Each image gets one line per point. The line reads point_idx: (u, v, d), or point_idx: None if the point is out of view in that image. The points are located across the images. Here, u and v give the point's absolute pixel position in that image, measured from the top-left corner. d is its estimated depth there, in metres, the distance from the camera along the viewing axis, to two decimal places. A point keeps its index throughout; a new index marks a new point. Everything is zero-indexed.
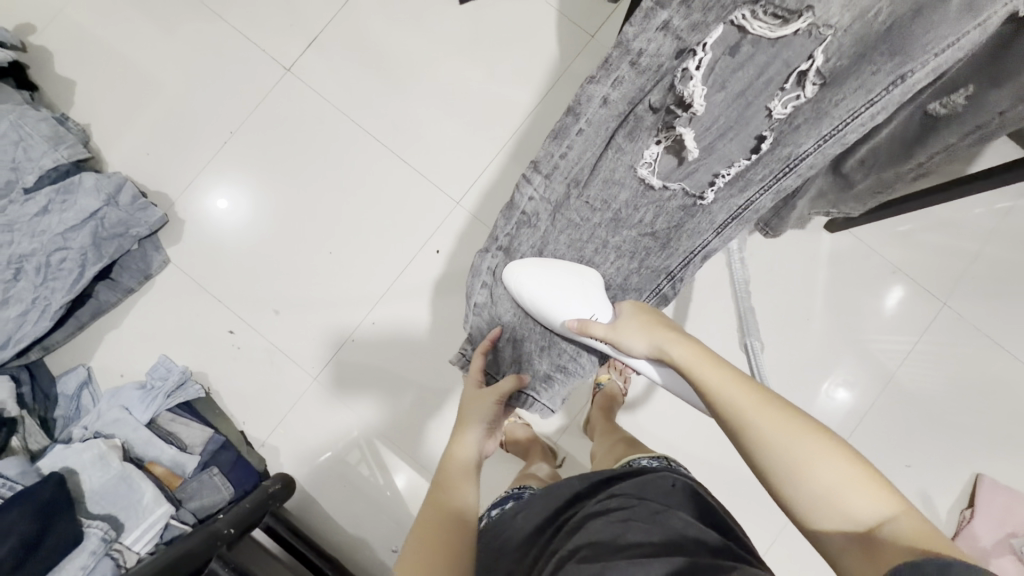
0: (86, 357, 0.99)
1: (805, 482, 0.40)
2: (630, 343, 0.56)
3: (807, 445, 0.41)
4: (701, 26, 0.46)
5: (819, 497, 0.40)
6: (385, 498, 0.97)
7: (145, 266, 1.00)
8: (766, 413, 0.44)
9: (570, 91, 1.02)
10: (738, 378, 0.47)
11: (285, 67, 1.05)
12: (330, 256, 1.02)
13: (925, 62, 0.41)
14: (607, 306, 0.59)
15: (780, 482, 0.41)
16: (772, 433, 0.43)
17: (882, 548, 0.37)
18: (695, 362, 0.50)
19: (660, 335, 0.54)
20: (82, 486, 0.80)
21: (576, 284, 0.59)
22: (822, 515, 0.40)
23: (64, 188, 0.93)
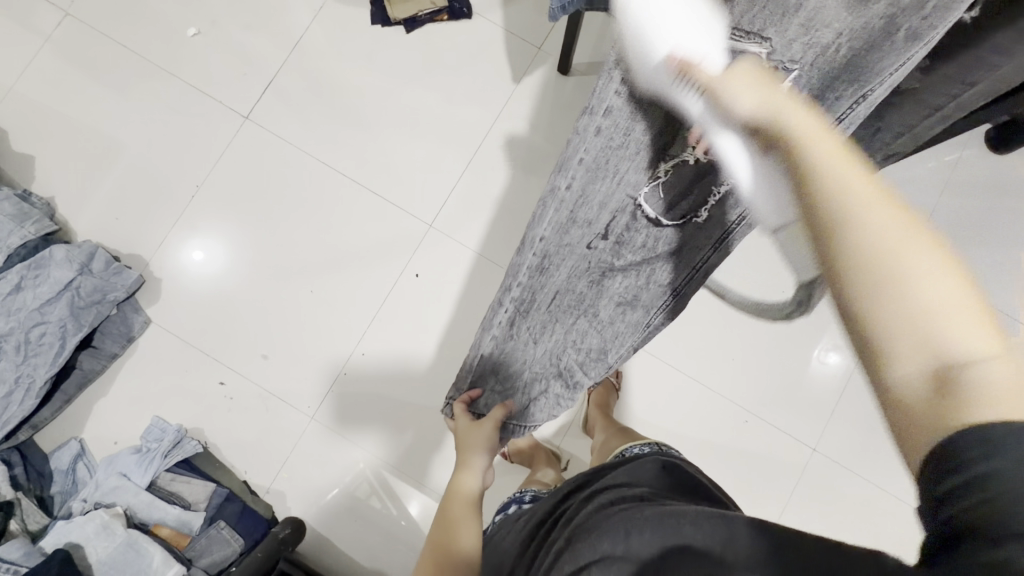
0: (76, 429, 0.98)
1: (903, 289, 0.30)
2: (733, 98, 0.45)
3: (926, 259, 0.31)
4: (675, 50, 0.46)
5: (913, 309, 0.30)
6: (397, 526, 0.97)
7: (126, 329, 0.99)
8: (879, 201, 0.33)
9: (526, 103, 1.05)
10: (857, 161, 0.36)
11: (244, 114, 1.06)
12: (313, 294, 1.03)
13: (883, 79, 0.49)
14: (724, 49, 0.46)
15: (883, 276, 0.31)
16: (883, 232, 0.32)
17: (969, 385, 0.28)
18: (811, 134, 0.38)
19: (773, 98, 0.43)
20: (89, 559, 0.79)
21: (700, 21, 0.45)
22: (902, 334, 0.30)
23: (36, 263, 0.92)
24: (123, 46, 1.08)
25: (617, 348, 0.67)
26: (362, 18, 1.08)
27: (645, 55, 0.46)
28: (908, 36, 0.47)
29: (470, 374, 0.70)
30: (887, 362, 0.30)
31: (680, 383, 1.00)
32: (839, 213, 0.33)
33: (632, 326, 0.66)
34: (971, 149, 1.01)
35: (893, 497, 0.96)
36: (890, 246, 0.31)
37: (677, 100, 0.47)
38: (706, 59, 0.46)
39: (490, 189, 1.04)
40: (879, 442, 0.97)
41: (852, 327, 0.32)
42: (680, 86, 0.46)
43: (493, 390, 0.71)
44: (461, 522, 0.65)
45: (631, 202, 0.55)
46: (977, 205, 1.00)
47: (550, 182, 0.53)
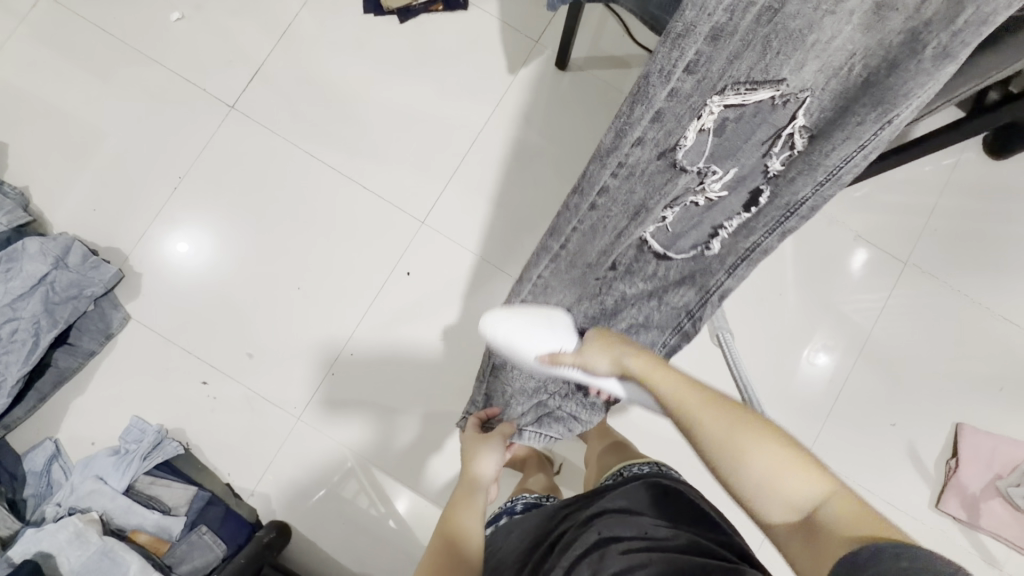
0: (52, 429, 0.94)
1: (743, 463, 0.42)
2: (596, 365, 0.58)
3: (754, 437, 0.43)
4: (676, 130, 0.45)
5: (759, 482, 0.41)
6: (384, 529, 0.95)
7: (104, 325, 0.95)
8: (704, 409, 0.47)
9: (523, 97, 1.02)
10: (687, 378, 0.51)
11: (229, 104, 1.02)
12: (300, 291, 0.99)
13: (909, 105, 0.41)
14: (573, 333, 0.62)
15: (728, 468, 0.43)
16: (713, 424, 0.46)
17: (824, 534, 0.37)
18: (652, 370, 0.53)
19: (619, 352, 0.57)
20: (62, 567, 0.76)
21: (542, 322, 0.61)
22: (767, 500, 0.41)
23: (7, 256, 0.88)
24: (102, 30, 1.03)
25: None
26: (354, 7, 1.04)
27: (521, 358, 0.62)
28: (936, 54, 0.37)
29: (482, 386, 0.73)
30: (766, 523, 0.41)
31: None
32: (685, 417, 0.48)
33: (644, 348, 0.64)
34: (970, 153, 1.00)
35: (885, 502, 0.96)
36: (722, 440, 0.44)
37: (681, 160, 0.48)
38: (563, 345, 0.61)
39: (485, 186, 1.01)
40: (872, 447, 0.97)
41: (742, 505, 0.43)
42: (665, 155, 0.47)
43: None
44: (470, 515, 0.59)
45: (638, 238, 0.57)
46: (973, 209, 1.00)
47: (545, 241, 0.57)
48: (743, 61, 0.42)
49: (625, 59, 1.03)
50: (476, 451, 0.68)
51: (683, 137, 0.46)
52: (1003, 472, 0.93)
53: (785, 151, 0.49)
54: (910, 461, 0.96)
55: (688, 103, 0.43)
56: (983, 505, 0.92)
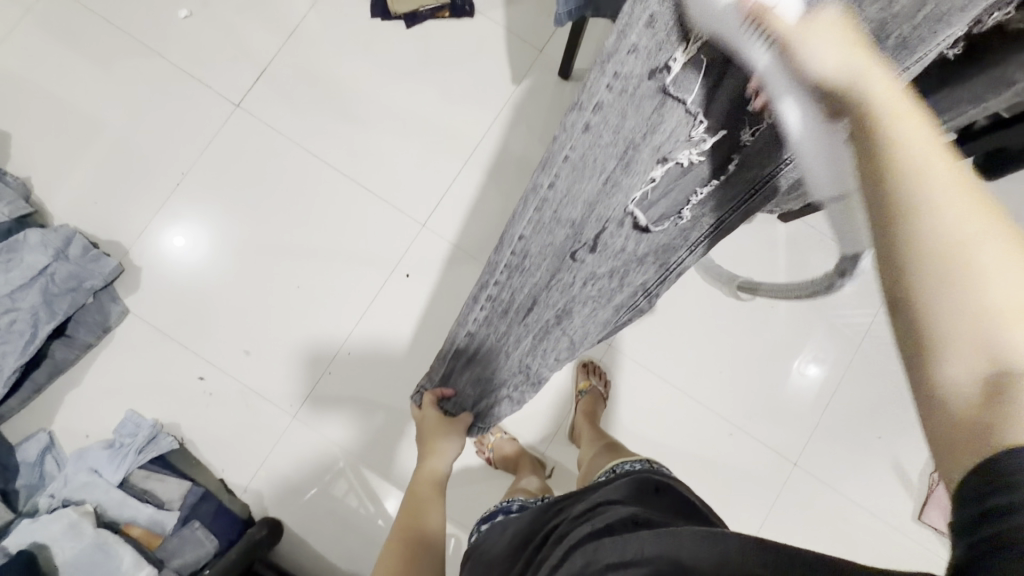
0: (46, 421, 0.94)
1: (970, 271, 0.25)
2: (813, 52, 0.28)
3: (1001, 246, 0.25)
4: (675, 41, 0.31)
5: (976, 302, 0.25)
6: (375, 528, 0.96)
7: (102, 318, 0.96)
8: (951, 173, 0.26)
9: (525, 105, 1.04)
10: (935, 132, 0.27)
11: (234, 102, 1.03)
12: (299, 290, 1.00)
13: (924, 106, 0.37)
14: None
15: (935, 258, 0.26)
16: (956, 213, 0.25)
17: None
18: (903, 106, 0.28)
19: (862, 57, 0.28)
20: (55, 559, 0.76)
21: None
22: (963, 327, 0.25)
23: (8, 246, 0.88)
24: (109, 24, 1.04)
25: (587, 344, 0.67)
26: (361, 10, 1.06)
27: None
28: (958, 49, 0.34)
29: (443, 367, 0.69)
30: (936, 362, 0.25)
31: (667, 395, 1.00)
32: (907, 186, 0.26)
33: (600, 324, 0.64)
34: None
35: (869, 513, 0.98)
36: (958, 230, 0.25)
37: (673, 92, 0.34)
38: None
39: (486, 191, 1.02)
40: (858, 459, 0.99)
41: (901, 318, 0.27)
42: (659, 76, 0.32)
43: (468, 387, 0.71)
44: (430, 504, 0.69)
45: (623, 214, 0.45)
46: None
47: (532, 177, 0.42)
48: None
49: None
50: (436, 440, 0.74)
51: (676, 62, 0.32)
52: None
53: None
54: (895, 474, 0.98)
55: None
56: None
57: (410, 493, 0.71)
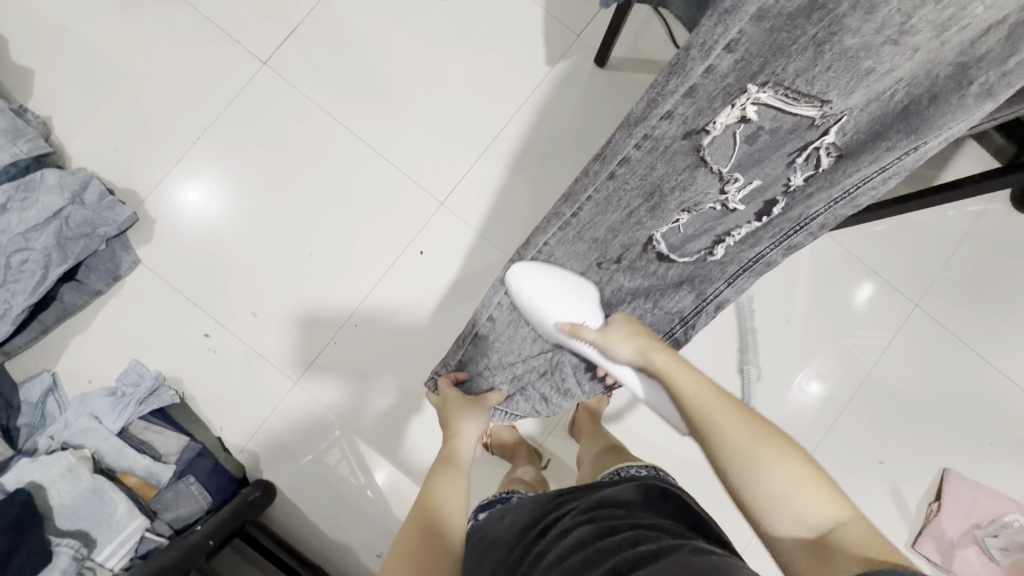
0: (51, 362, 0.95)
1: (758, 477, 0.42)
2: (614, 348, 0.56)
3: (776, 453, 0.42)
4: (707, 110, 0.45)
5: (772, 498, 0.41)
6: (366, 501, 0.96)
7: (113, 266, 0.95)
8: (734, 419, 0.45)
9: (556, 90, 1.01)
10: (713, 385, 0.49)
11: (262, 60, 1.01)
12: (312, 257, 0.99)
13: (939, 137, 0.43)
14: (599, 314, 0.59)
15: (743, 479, 0.42)
16: (736, 435, 0.44)
17: (832, 552, 0.37)
18: (672, 363, 0.52)
19: (645, 342, 0.55)
20: (51, 501, 0.76)
21: (573, 293, 0.58)
22: (779, 512, 0.40)
23: (24, 184, 0.87)
24: None
25: (618, 364, 0.67)
26: None
27: None
28: (980, 91, 0.39)
29: (459, 352, 0.70)
30: (774, 539, 0.40)
31: None
32: (705, 421, 0.46)
33: None
34: (997, 204, 0.99)
35: None
36: (750, 448, 0.43)
37: (705, 151, 0.48)
38: (587, 320, 0.58)
39: (508, 176, 1.01)
40: (856, 482, 0.97)
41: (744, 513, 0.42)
42: (692, 135, 0.47)
43: (490, 372, 0.69)
44: (451, 491, 0.57)
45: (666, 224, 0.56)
46: (991, 259, 0.99)
47: (590, 168, 0.50)
48: (791, 65, 0.41)
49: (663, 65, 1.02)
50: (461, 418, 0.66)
51: (714, 121, 0.46)
52: (981, 522, 0.93)
53: (809, 168, 0.50)
54: (892, 500, 0.97)
55: (723, 84, 0.43)
56: (958, 551, 0.93)
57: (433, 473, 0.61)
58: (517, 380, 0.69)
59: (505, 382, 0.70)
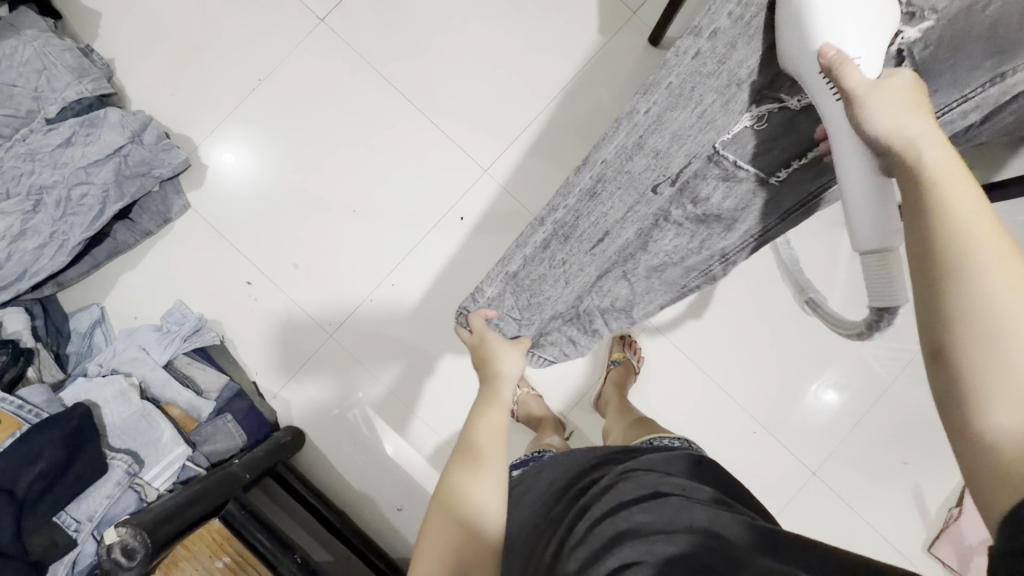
0: (100, 296, 0.99)
1: (1006, 343, 0.29)
2: (871, 108, 0.39)
3: None
4: None
5: (1013, 369, 0.29)
6: (390, 456, 0.99)
7: (164, 208, 0.98)
8: (1005, 263, 0.31)
9: (607, 67, 1.01)
10: (989, 214, 0.33)
11: (319, 17, 1.02)
12: (354, 215, 1.01)
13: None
14: (879, 62, 0.44)
15: (976, 330, 0.30)
16: (1001, 282, 0.30)
17: None
18: (946, 167, 0.35)
19: (922, 124, 0.38)
20: (104, 420, 0.81)
21: (872, 14, 0.43)
22: (996, 390, 0.29)
23: (88, 121, 0.90)
24: None
25: (644, 304, 0.70)
26: None
27: (796, 36, 0.44)
28: None
29: (490, 289, 0.62)
30: (978, 421, 0.29)
31: (697, 382, 1.00)
32: (956, 248, 0.32)
33: (665, 284, 0.68)
34: None
35: (877, 535, 0.97)
36: (1013, 303, 0.30)
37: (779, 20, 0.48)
38: (863, 62, 0.43)
39: (552, 148, 1.01)
40: (878, 480, 0.97)
41: (935, 374, 0.32)
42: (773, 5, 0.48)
43: (515, 316, 0.65)
44: (488, 470, 0.52)
45: (711, 147, 0.54)
46: None
47: (631, 101, 0.51)
48: None
49: None
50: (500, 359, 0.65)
51: None
52: None
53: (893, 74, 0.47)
54: (912, 501, 0.96)
55: None
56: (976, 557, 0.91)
57: (466, 445, 0.56)
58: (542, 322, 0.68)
59: (530, 325, 0.67)
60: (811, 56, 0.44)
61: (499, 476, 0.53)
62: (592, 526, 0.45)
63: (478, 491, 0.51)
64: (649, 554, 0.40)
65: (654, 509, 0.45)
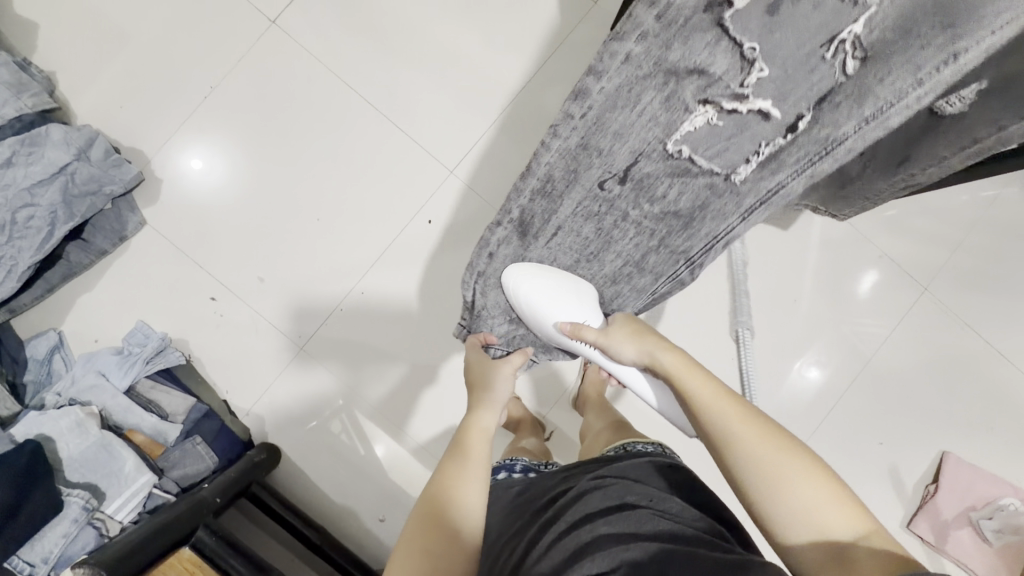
0: (57, 320, 0.95)
1: (781, 497, 0.43)
2: (618, 348, 0.59)
3: (792, 461, 0.44)
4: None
5: (800, 511, 0.42)
6: (368, 468, 0.97)
7: (119, 227, 0.94)
8: (754, 432, 0.46)
9: (569, 60, 0.99)
10: (727, 391, 0.50)
11: (270, 19, 0.98)
12: (319, 223, 0.98)
13: (979, 39, 0.40)
14: (598, 313, 0.64)
15: (760, 498, 0.44)
16: (756, 445, 0.45)
17: (857, 560, 0.39)
18: (682, 369, 0.53)
19: (649, 344, 0.57)
20: (59, 453, 0.78)
21: (572, 294, 0.63)
22: (797, 530, 0.42)
23: (30, 139, 0.86)
24: None
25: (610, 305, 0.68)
26: None
27: (541, 320, 0.64)
28: None
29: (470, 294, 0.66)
30: (792, 555, 0.42)
31: None
32: (721, 435, 0.47)
33: (634, 289, 0.66)
34: (1012, 188, 0.98)
35: None
36: (773, 461, 0.44)
37: (727, 24, 0.45)
38: (588, 320, 0.63)
39: (518, 145, 0.99)
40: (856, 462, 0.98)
41: (766, 535, 0.44)
42: (714, 8, 0.45)
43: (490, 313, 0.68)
44: (476, 475, 0.53)
45: (660, 147, 0.52)
46: (1004, 246, 0.98)
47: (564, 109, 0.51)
48: None
49: None
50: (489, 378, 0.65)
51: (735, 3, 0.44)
52: (976, 504, 0.94)
53: (838, 72, 0.46)
54: (890, 482, 0.97)
55: None
56: (951, 532, 0.94)
57: (455, 449, 0.57)
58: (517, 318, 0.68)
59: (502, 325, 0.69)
60: (550, 330, 0.64)
61: (481, 494, 0.52)
62: (560, 535, 0.45)
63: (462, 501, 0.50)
64: (610, 569, 0.40)
65: (617, 519, 0.45)
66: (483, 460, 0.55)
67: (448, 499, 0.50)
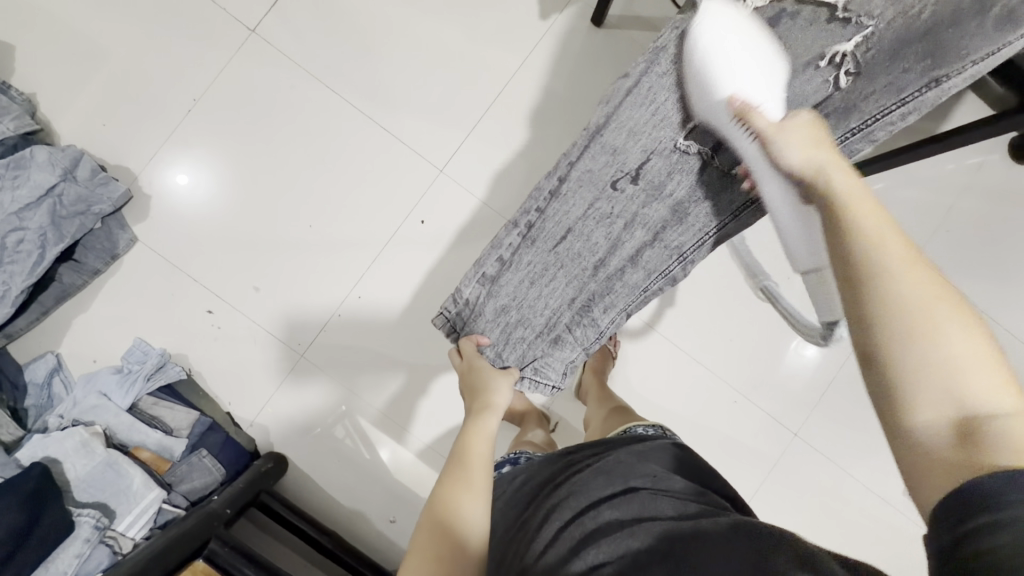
0: (54, 343, 0.95)
1: (930, 341, 0.33)
2: (782, 145, 0.46)
3: (953, 309, 0.34)
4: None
5: (934, 367, 0.33)
6: (376, 470, 0.97)
7: (110, 245, 0.94)
8: (920, 273, 0.35)
9: (552, 52, 0.99)
10: (890, 216, 0.38)
11: (250, 28, 0.98)
12: (312, 230, 0.98)
13: (959, 65, 0.51)
14: (775, 98, 0.51)
15: (905, 333, 0.34)
16: (915, 280, 0.35)
17: (988, 438, 0.31)
18: (847, 187, 0.40)
19: (825, 154, 0.44)
20: (67, 475, 0.78)
21: (757, 74, 0.51)
22: (926, 385, 0.33)
23: (15, 162, 0.86)
24: None
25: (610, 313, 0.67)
26: None
27: (710, 92, 0.52)
28: (998, 19, 0.50)
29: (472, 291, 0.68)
30: (906, 411, 0.33)
31: (674, 360, 1.00)
32: (874, 260, 0.36)
33: (630, 290, 0.65)
34: (996, 154, 0.99)
35: (863, 488, 0.99)
36: (931, 302, 0.34)
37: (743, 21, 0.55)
38: (763, 107, 0.50)
39: (506, 140, 0.99)
40: (859, 436, 0.99)
41: (872, 380, 0.35)
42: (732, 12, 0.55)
43: (485, 317, 0.68)
44: (473, 479, 0.52)
45: (667, 143, 0.59)
46: (992, 212, 0.99)
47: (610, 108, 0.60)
48: None
49: (656, 23, 1.00)
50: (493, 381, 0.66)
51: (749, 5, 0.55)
52: None
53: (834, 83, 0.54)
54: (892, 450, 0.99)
55: None
56: None
57: (455, 456, 0.56)
58: (510, 327, 0.68)
59: (500, 330, 0.68)
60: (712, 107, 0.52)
61: (481, 501, 0.51)
62: (564, 522, 0.46)
63: (461, 506, 0.50)
64: (613, 555, 0.41)
65: (620, 504, 0.46)
66: (483, 465, 0.54)
67: (447, 513, 0.49)
